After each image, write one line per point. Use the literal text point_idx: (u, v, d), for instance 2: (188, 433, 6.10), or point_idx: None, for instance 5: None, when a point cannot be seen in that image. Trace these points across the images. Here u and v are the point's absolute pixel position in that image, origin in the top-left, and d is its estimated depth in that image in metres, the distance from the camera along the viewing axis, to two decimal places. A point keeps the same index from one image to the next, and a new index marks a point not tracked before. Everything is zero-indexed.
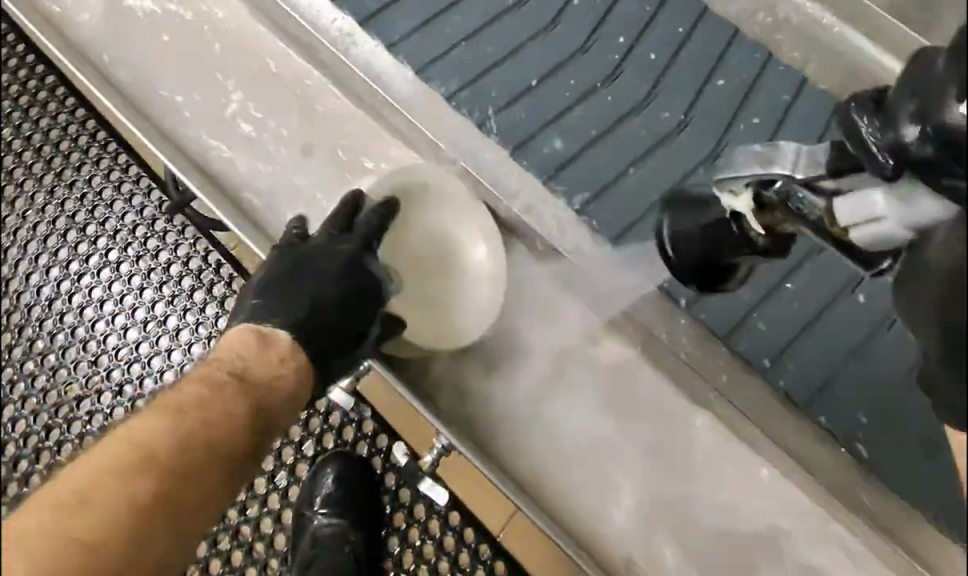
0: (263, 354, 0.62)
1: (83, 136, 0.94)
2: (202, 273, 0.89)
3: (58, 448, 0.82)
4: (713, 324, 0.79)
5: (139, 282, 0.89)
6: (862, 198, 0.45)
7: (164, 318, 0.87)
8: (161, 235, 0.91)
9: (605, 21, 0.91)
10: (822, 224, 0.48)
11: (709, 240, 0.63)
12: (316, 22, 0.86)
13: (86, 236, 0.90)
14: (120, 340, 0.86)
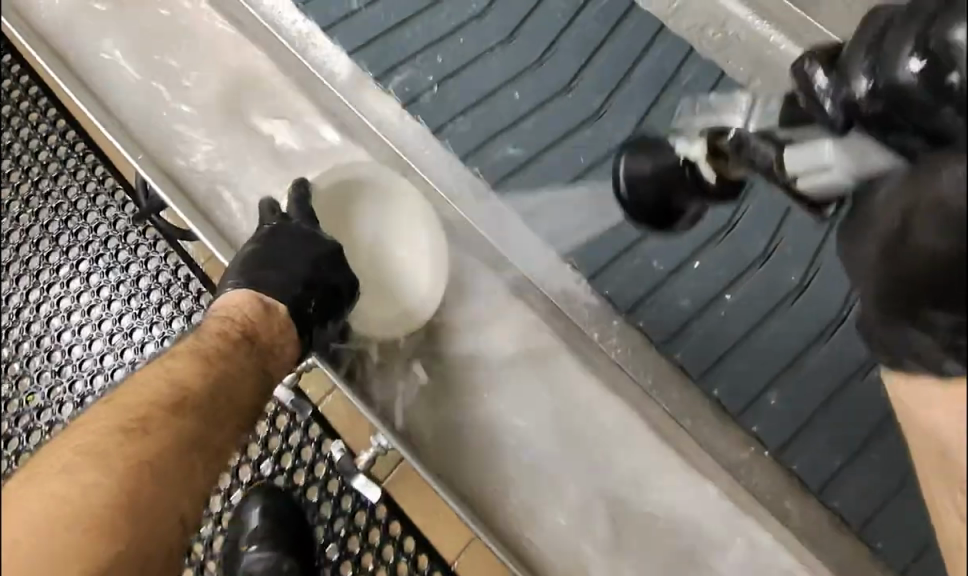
0: (266, 320, 0.67)
1: (57, 139, 0.94)
2: (170, 287, 0.89)
3: (15, 459, 0.85)
4: (651, 332, 0.79)
5: (108, 294, 0.89)
6: (812, 145, 0.46)
7: (130, 332, 0.88)
8: (132, 248, 0.91)
9: (565, 31, 0.89)
10: (774, 168, 0.50)
11: (666, 179, 0.64)
12: (277, 22, 0.89)
13: (59, 247, 0.91)
14: (85, 352, 0.87)
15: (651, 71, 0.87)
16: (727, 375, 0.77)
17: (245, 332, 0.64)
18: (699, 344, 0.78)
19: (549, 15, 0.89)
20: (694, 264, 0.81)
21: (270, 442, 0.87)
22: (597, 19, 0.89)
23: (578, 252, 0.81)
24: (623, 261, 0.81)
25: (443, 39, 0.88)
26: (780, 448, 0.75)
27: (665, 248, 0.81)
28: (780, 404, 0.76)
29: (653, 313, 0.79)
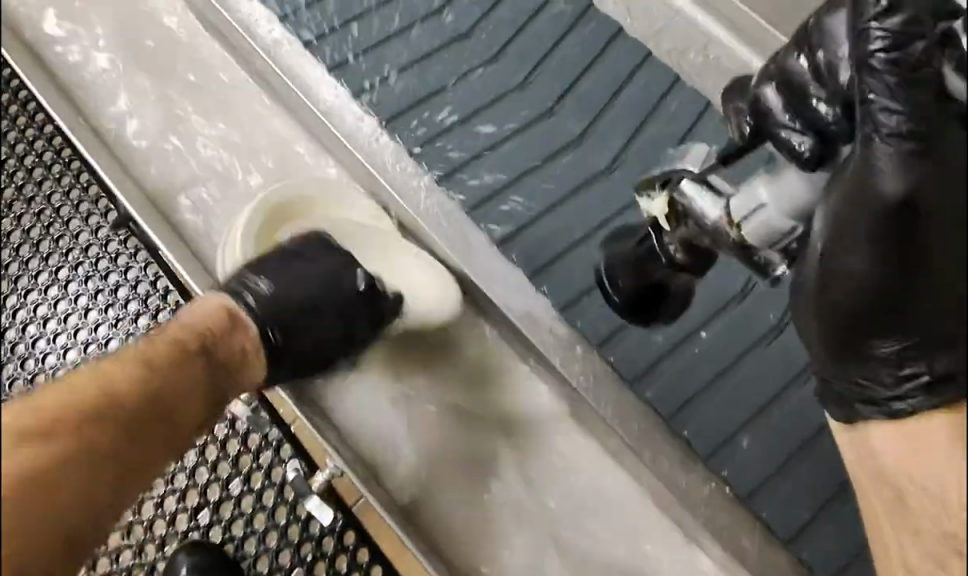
0: (227, 335, 0.66)
1: (42, 146, 0.88)
2: (148, 298, 0.82)
3: None
4: (624, 367, 0.78)
5: (94, 318, 0.82)
6: (747, 189, 0.52)
7: (105, 342, 0.81)
8: (122, 270, 0.83)
9: (549, 58, 0.90)
10: (722, 229, 0.53)
11: (642, 258, 0.70)
12: (252, 29, 0.86)
13: (40, 252, 0.85)
14: (59, 361, 0.81)
15: (633, 103, 0.89)
16: (699, 415, 0.77)
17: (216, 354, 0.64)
18: (673, 380, 0.78)
19: (537, 37, 0.91)
20: None
21: (220, 466, 0.76)
22: (585, 45, 0.91)
23: (553, 280, 0.80)
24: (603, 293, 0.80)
25: (427, 61, 0.88)
26: (751, 492, 0.74)
27: None
28: (753, 446, 0.76)
29: (626, 348, 0.79)
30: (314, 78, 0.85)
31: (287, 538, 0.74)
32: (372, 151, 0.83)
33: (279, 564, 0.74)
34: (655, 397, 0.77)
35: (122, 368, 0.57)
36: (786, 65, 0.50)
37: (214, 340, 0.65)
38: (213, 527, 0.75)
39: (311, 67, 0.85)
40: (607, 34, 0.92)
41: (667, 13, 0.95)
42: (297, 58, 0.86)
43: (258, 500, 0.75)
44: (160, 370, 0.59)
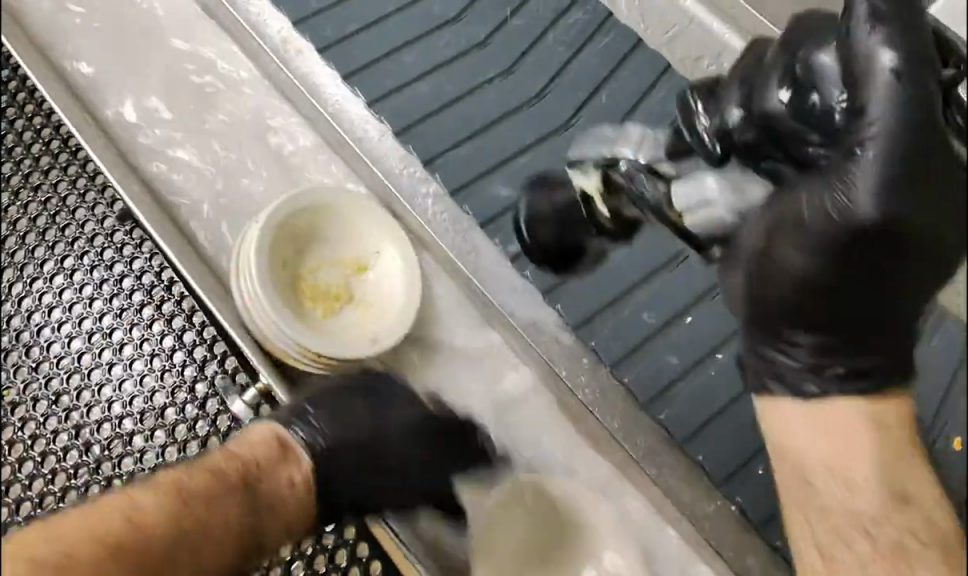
0: (280, 469, 0.63)
1: (28, 111, 0.81)
2: (154, 289, 0.76)
3: None
4: (639, 388, 0.78)
5: (89, 293, 0.75)
6: (696, 182, 0.61)
7: (109, 332, 0.74)
8: (117, 245, 0.77)
9: (567, 68, 0.91)
10: (661, 208, 0.62)
11: (565, 224, 0.78)
12: (260, 30, 0.88)
13: (35, 227, 0.77)
14: (62, 349, 0.73)
15: (651, 115, 0.90)
16: (713, 438, 0.77)
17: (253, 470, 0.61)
18: (683, 408, 0.78)
19: (554, 47, 0.91)
20: (688, 318, 0.81)
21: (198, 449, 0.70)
22: (604, 54, 0.92)
23: (565, 299, 0.81)
24: (616, 312, 0.81)
25: (444, 67, 0.88)
26: (765, 518, 0.75)
27: (659, 298, 0.81)
28: (767, 472, 0.76)
29: (641, 367, 0.79)
30: (333, 91, 0.86)
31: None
32: (382, 155, 0.84)
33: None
34: (670, 420, 0.77)
35: (155, 494, 0.55)
36: (766, 105, 0.57)
37: (266, 475, 0.62)
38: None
39: (325, 76, 0.86)
40: (624, 47, 0.93)
41: (681, 21, 0.96)
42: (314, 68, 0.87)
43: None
44: (202, 504, 0.57)
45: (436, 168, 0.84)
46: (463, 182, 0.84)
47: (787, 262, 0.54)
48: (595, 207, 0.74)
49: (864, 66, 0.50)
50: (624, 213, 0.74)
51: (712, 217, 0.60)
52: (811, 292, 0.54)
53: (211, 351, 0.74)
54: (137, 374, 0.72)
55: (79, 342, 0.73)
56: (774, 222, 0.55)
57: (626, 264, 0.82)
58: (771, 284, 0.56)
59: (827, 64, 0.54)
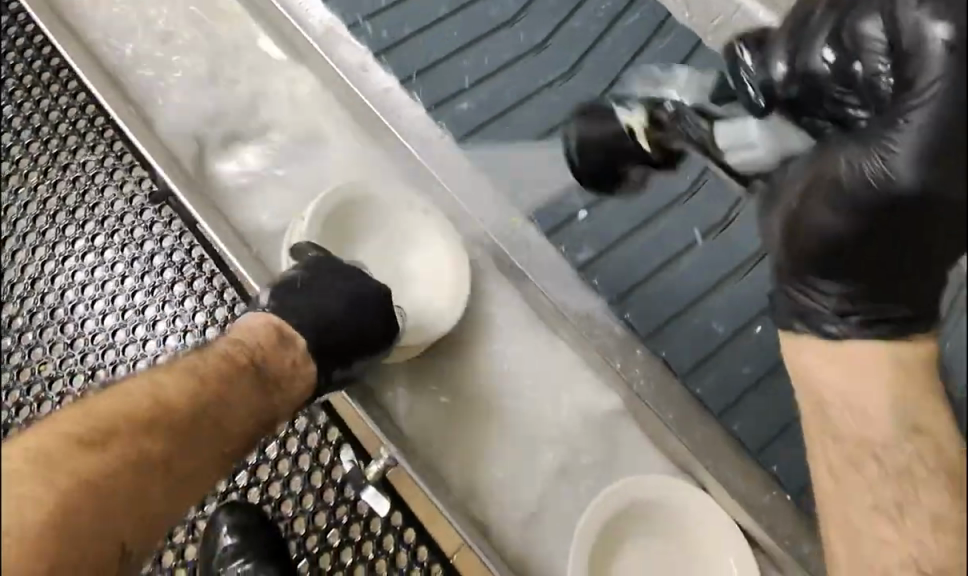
0: (281, 351, 0.70)
1: (73, 110, 0.94)
2: (183, 266, 0.88)
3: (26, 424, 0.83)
4: (708, 398, 0.80)
5: (121, 269, 0.88)
6: (740, 127, 0.63)
7: (142, 309, 0.87)
8: (147, 225, 0.90)
9: (626, 73, 0.92)
10: (705, 145, 0.64)
11: (614, 151, 0.72)
12: (304, 21, 0.92)
13: (75, 221, 0.90)
14: (97, 326, 0.86)
15: None
16: (785, 446, 0.78)
17: (256, 359, 0.67)
18: (753, 413, 0.79)
19: (613, 49, 0.92)
20: (754, 329, 0.82)
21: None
22: (667, 54, 0.91)
23: (632, 310, 0.82)
24: (684, 321, 0.82)
25: (506, 73, 0.91)
26: None
27: (721, 309, 0.83)
28: None
29: (708, 380, 0.80)
30: (385, 83, 0.90)
31: (323, 501, 0.82)
32: (428, 139, 0.88)
33: (316, 526, 0.81)
34: (741, 431, 0.79)
35: (175, 382, 0.61)
36: (876, 106, 0.50)
37: (268, 358, 0.68)
38: (252, 488, 0.82)
39: (379, 73, 0.90)
40: (687, 44, 0.92)
41: (726, 10, 0.95)
42: (367, 61, 0.91)
43: (296, 465, 0.83)
44: (214, 387, 0.63)
45: (499, 177, 0.87)
46: (539, 184, 0.87)
47: (822, 220, 0.53)
48: (639, 142, 0.70)
49: (914, 43, 0.49)
50: (669, 145, 0.70)
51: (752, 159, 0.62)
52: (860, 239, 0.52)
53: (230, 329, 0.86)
54: (167, 349, 0.85)
55: (112, 318, 0.86)
56: (818, 162, 0.54)
57: (691, 273, 0.84)
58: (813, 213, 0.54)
59: (939, 35, 0.47)
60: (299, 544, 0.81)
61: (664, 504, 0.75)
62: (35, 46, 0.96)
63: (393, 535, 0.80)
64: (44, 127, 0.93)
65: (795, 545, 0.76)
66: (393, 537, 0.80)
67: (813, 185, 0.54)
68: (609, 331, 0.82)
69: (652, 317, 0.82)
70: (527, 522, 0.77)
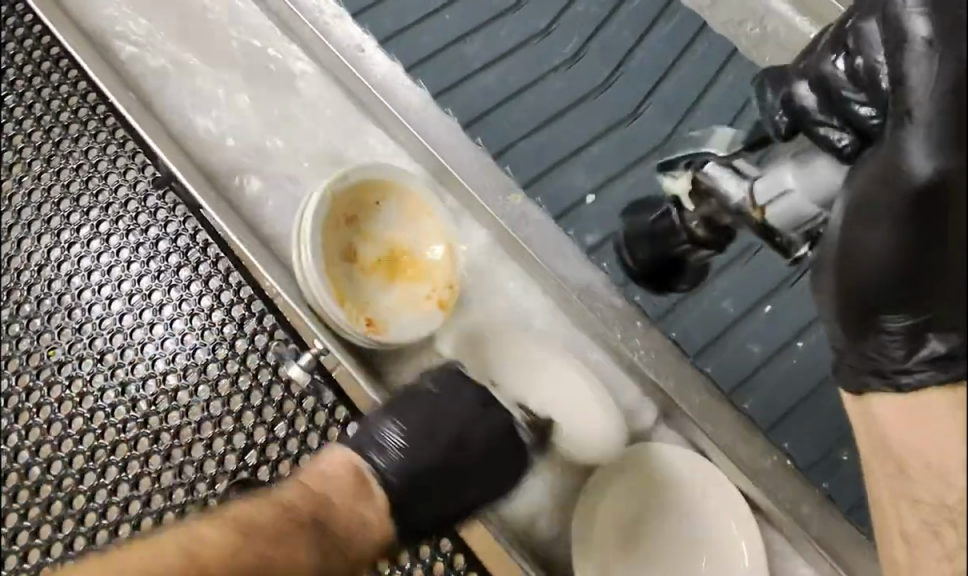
0: (353, 502, 0.65)
1: (62, 86, 0.84)
2: (189, 251, 0.80)
3: (25, 433, 0.71)
4: (720, 378, 0.79)
5: (126, 253, 0.79)
6: (776, 176, 0.60)
7: (149, 294, 0.78)
8: (151, 210, 0.81)
9: (632, 54, 0.92)
10: (744, 207, 0.62)
11: (658, 233, 0.76)
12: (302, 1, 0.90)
13: (79, 208, 0.80)
14: (105, 311, 0.77)
15: (725, 96, 0.90)
16: (797, 425, 0.78)
17: (316, 515, 0.62)
18: (768, 391, 0.79)
19: (622, 28, 0.92)
20: (765, 307, 0.82)
21: (265, 409, 0.74)
22: (669, 41, 0.92)
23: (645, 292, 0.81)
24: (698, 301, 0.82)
25: (512, 55, 0.89)
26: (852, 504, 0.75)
27: (734, 289, 0.82)
28: (849, 460, 0.77)
29: (722, 357, 0.80)
30: (381, 62, 0.88)
31: None
32: (425, 119, 0.85)
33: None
34: (754, 409, 0.78)
35: (222, 531, 0.57)
36: (822, 68, 0.57)
37: (339, 510, 0.64)
38: (262, 467, 0.73)
39: (376, 53, 0.88)
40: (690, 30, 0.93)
41: None
42: (361, 39, 0.88)
43: (304, 442, 0.74)
44: (267, 540, 0.59)
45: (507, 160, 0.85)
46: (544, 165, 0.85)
47: (869, 243, 0.48)
48: (686, 205, 0.73)
49: (924, 76, 0.47)
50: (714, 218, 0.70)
51: (795, 211, 0.59)
52: (890, 269, 0.47)
53: (249, 309, 0.78)
54: (176, 334, 0.77)
55: (120, 303, 0.77)
56: (849, 210, 0.49)
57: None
58: (853, 271, 0.49)
59: (870, 29, 0.53)
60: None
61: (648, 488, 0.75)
62: (33, 34, 0.86)
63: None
64: (44, 113, 0.82)
65: (797, 510, 0.76)
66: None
67: (845, 248, 0.49)
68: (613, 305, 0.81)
69: (666, 300, 0.81)
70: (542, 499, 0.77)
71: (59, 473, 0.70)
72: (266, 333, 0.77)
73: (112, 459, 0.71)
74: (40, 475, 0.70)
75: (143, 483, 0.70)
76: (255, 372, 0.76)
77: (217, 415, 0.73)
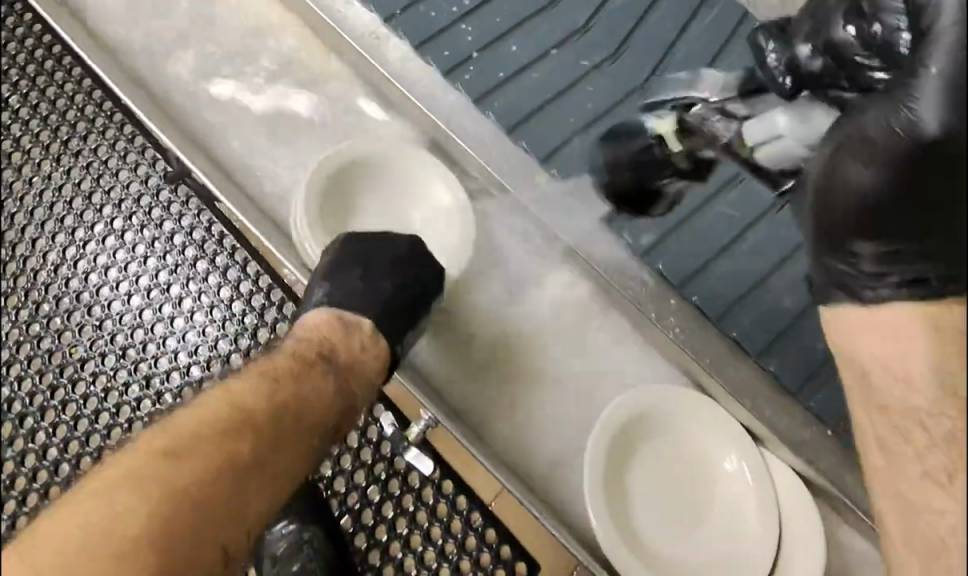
0: (347, 338, 0.73)
1: (79, 96, 0.96)
2: (205, 243, 0.91)
3: (62, 408, 0.84)
4: (784, 373, 0.80)
5: (143, 249, 0.90)
6: (768, 119, 0.68)
7: (167, 287, 0.89)
8: (165, 205, 0.92)
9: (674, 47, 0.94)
10: (730, 143, 0.73)
11: (639, 164, 0.81)
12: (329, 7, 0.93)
13: (92, 205, 0.92)
14: (124, 307, 0.88)
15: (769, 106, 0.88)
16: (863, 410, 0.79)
17: (321, 350, 0.71)
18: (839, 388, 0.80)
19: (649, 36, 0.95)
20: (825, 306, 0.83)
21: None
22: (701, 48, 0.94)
23: (701, 292, 0.82)
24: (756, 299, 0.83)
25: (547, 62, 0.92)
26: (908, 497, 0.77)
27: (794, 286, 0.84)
28: None
29: (785, 357, 0.81)
30: (403, 65, 0.91)
31: (362, 460, 0.84)
32: (431, 91, 0.90)
33: (356, 483, 0.83)
34: (817, 406, 0.80)
35: (252, 385, 0.65)
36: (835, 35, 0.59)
37: (338, 346, 0.72)
38: None
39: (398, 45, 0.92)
40: (732, 19, 0.96)
41: None
42: (377, 27, 0.92)
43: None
44: (286, 378, 0.67)
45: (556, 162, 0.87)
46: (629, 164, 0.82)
47: (851, 172, 0.53)
48: (669, 143, 0.78)
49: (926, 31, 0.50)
50: (698, 153, 0.78)
51: (780, 152, 0.68)
52: (885, 204, 0.52)
53: (268, 299, 0.89)
54: (196, 326, 0.88)
55: (138, 299, 0.88)
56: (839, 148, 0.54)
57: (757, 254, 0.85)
58: (834, 203, 0.55)
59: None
60: (341, 502, 0.83)
61: (673, 444, 0.81)
62: (35, 35, 0.98)
63: (432, 487, 0.83)
64: (53, 115, 0.95)
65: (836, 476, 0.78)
66: (432, 489, 0.83)
67: (827, 176, 0.55)
68: (643, 281, 0.83)
69: (723, 297, 0.82)
70: (550, 473, 0.83)
71: (76, 452, 0.82)
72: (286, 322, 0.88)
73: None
74: (55, 457, 0.82)
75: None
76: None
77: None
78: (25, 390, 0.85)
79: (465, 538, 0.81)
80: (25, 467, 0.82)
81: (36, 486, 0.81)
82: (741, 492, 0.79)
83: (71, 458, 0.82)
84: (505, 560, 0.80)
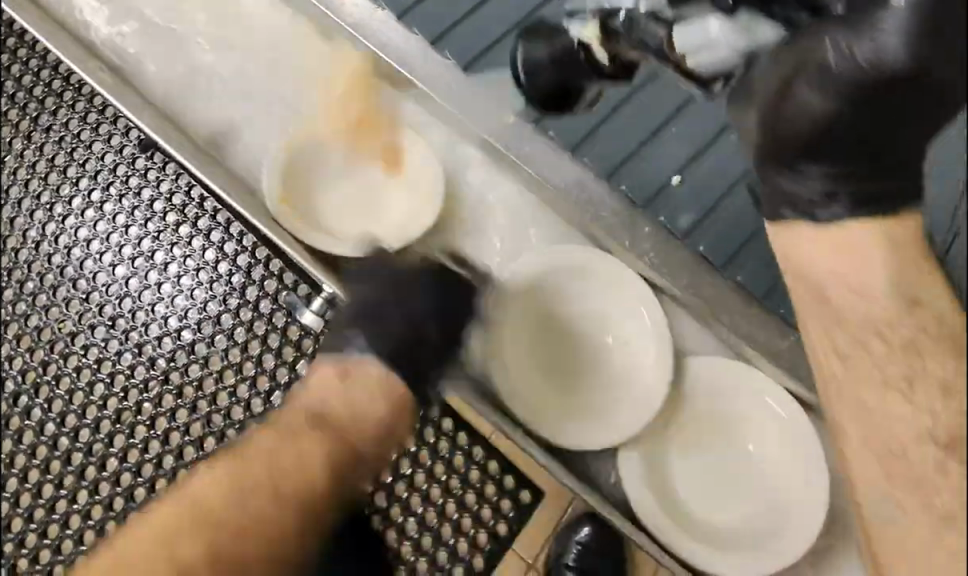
0: None
1: (44, 70, 0.96)
2: (186, 208, 0.91)
3: (56, 382, 0.86)
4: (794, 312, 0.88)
5: (123, 220, 0.91)
6: (699, 26, 0.66)
7: (152, 255, 0.90)
8: (142, 172, 0.93)
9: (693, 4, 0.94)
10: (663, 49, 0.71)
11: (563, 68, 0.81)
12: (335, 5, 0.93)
13: (68, 179, 0.93)
14: (110, 278, 0.89)
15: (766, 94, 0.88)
16: None
17: None
18: None
19: None
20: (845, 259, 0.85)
21: (285, 350, 0.86)
22: None
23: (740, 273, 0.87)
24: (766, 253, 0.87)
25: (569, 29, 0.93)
26: None
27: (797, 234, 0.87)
28: None
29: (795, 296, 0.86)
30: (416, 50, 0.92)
31: None
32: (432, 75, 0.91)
33: None
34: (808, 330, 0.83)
35: None
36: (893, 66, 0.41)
37: None
38: None
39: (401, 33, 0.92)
40: None
41: None
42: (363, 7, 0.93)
43: None
44: None
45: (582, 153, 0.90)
46: (550, 65, 0.82)
47: (801, 97, 0.54)
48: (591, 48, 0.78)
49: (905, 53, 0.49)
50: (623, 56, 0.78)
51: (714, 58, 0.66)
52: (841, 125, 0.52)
53: (255, 256, 0.90)
54: (183, 290, 0.89)
55: (124, 269, 0.90)
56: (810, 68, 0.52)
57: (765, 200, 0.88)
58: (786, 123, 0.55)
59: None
60: None
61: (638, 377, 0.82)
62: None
63: (432, 427, 0.86)
64: (20, 93, 0.95)
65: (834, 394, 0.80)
66: (433, 429, 0.86)
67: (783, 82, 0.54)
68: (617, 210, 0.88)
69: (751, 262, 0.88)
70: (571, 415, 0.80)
71: (73, 425, 0.85)
72: (274, 278, 0.89)
73: (138, 418, 0.84)
74: (53, 432, 0.85)
75: (172, 437, 0.84)
76: (270, 315, 0.88)
77: (236, 363, 0.86)
78: (18, 368, 0.87)
79: (469, 474, 0.85)
80: (23, 445, 0.85)
81: (36, 462, 0.84)
82: (746, 422, 0.82)
83: (69, 431, 0.84)
84: (510, 490, 0.87)
